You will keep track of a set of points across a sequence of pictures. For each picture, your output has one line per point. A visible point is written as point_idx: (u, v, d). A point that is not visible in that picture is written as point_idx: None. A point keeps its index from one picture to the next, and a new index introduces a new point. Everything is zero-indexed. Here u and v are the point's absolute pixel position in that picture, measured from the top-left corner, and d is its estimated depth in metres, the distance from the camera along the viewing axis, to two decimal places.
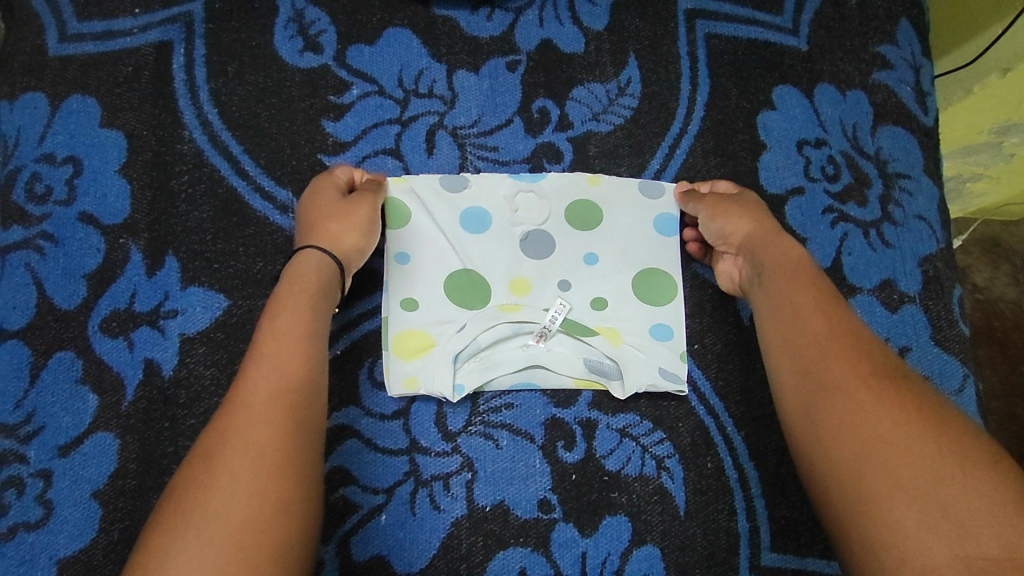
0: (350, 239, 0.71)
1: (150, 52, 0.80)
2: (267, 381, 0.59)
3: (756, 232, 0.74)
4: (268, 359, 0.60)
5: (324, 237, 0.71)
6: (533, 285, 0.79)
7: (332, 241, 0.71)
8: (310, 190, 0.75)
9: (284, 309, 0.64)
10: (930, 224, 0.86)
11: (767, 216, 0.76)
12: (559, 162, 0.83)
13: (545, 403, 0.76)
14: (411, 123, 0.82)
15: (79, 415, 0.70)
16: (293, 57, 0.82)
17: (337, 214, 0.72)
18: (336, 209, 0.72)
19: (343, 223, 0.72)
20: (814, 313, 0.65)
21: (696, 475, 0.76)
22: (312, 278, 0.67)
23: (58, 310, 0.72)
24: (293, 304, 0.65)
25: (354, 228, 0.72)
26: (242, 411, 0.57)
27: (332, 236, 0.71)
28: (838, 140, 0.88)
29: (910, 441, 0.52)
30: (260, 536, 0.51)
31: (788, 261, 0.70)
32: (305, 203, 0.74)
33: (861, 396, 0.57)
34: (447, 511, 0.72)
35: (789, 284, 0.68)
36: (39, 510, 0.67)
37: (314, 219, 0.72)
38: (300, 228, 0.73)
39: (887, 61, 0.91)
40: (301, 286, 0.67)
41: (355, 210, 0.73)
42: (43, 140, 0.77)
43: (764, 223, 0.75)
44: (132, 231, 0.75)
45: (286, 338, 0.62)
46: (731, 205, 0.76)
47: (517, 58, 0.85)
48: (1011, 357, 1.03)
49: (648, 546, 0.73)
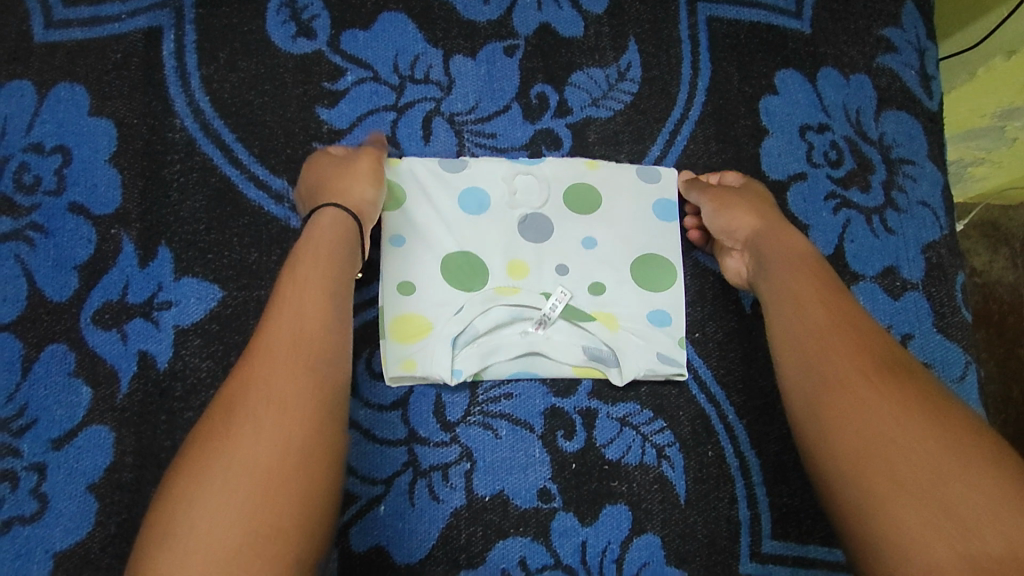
0: (360, 191, 0.70)
1: (140, 39, 0.78)
2: (286, 351, 0.56)
3: (762, 227, 0.73)
4: (285, 328, 0.58)
5: (336, 194, 0.69)
6: (531, 268, 0.78)
7: (345, 197, 0.69)
8: (309, 163, 0.74)
9: (306, 257, 0.63)
10: (933, 210, 0.86)
11: (769, 213, 0.74)
12: (558, 149, 0.82)
13: (544, 392, 0.75)
14: (408, 110, 0.80)
15: (73, 408, 0.69)
16: (286, 43, 0.80)
17: (344, 173, 0.71)
18: (343, 169, 0.71)
19: (348, 179, 0.70)
20: (818, 308, 0.64)
21: (697, 464, 0.75)
22: (332, 239, 0.66)
23: (49, 303, 0.71)
24: (313, 271, 0.62)
25: (365, 181, 0.71)
26: (259, 382, 0.54)
27: (345, 191, 0.70)
28: (841, 125, 0.86)
29: (917, 437, 0.52)
30: (290, 484, 0.50)
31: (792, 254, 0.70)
32: (307, 175, 0.73)
33: (865, 388, 0.56)
34: (446, 502, 0.71)
35: (793, 274, 0.67)
36: (34, 504, 0.66)
37: (320, 183, 0.70)
38: (306, 198, 0.71)
39: (891, 44, 0.90)
40: (318, 252, 0.64)
41: (362, 167, 0.72)
42: (32, 129, 0.75)
43: (767, 216, 0.74)
44: (124, 221, 0.74)
45: (310, 291, 0.61)
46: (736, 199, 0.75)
47: (515, 43, 0.84)
48: (1008, 340, 1.02)
49: (648, 534, 0.73)
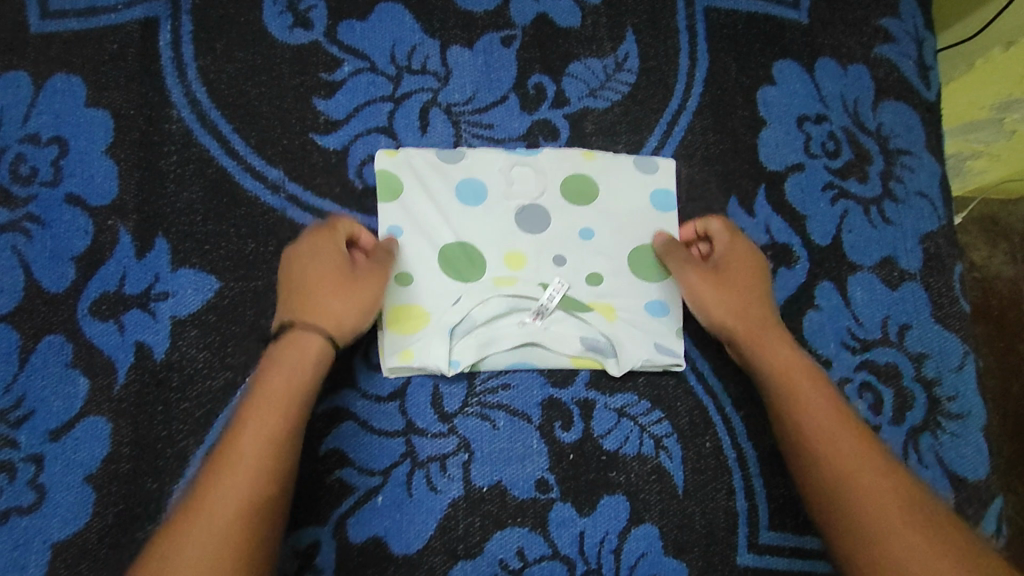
0: (348, 321, 0.67)
1: (136, 29, 0.78)
2: (286, 391, 0.62)
3: (752, 328, 0.73)
4: (259, 422, 0.59)
5: (318, 312, 0.66)
6: (529, 259, 0.77)
7: (332, 322, 0.66)
8: (301, 249, 0.70)
9: (309, 296, 0.67)
10: (931, 201, 0.86)
11: (759, 306, 0.74)
12: (555, 140, 0.82)
13: (542, 382, 0.75)
14: (405, 100, 0.80)
15: (70, 399, 0.69)
16: (282, 34, 0.80)
17: (338, 288, 0.67)
18: (336, 282, 0.68)
19: (341, 303, 0.67)
20: (801, 397, 0.67)
21: (695, 454, 0.75)
22: (309, 360, 0.64)
23: (46, 294, 0.71)
24: (288, 361, 0.64)
25: (355, 305, 0.68)
26: (234, 460, 0.57)
27: (330, 315, 0.66)
28: (839, 115, 0.86)
29: (903, 545, 0.55)
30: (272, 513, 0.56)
31: (777, 341, 0.72)
32: (299, 268, 0.69)
33: (839, 440, 0.63)
34: (444, 492, 0.71)
35: (776, 344, 0.72)
36: (32, 494, 0.66)
37: (310, 293, 0.67)
38: (289, 290, 0.68)
39: (889, 34, 0.90)
40: (296, 360, 0.64)
41: (353, 281, 0.68)
42: (28, 120, 0.75)
43: (756, 301, 0.74)
44: (120, 213, 0.74)
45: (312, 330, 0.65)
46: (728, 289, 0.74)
47: (512, 33, 0.83)
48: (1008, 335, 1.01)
49: (646, 524, 0.73)
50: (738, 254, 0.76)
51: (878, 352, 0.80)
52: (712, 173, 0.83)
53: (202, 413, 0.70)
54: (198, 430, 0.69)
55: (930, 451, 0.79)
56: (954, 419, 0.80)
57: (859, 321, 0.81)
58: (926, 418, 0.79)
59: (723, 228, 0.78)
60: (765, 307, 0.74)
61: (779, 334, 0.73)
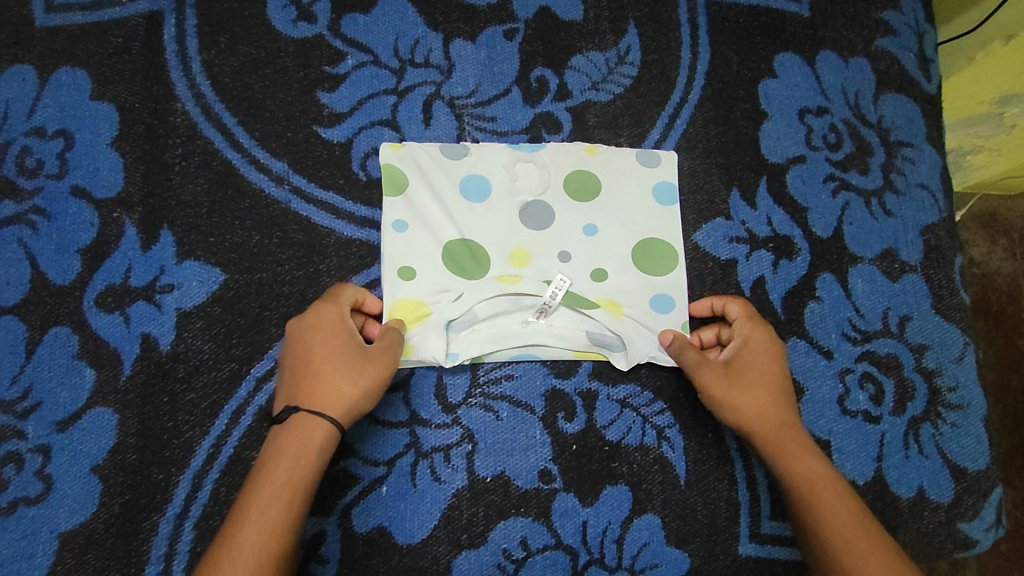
0: (356, 400, 0.64)
1: (140, 23, 0.79)
2: (306, 446, 0.61)
3: (781, 420, 0.69)
4: (276, 479, 0.59)
5: (323, 397, 0.63)
6: (533, 255, 0.78)
7: (339, 400, 0.64)
8: (305, 327, 0.68)
9: (320, 351, 0.66)
10: (931, 193, 0.86)
11: (781, 398, 0.70)
12: (558, 133, 0.82)
13: (545, 373, 0.76)
14: (408, 93, 0.80)
15: (77, 390, 0.69)
16: (286, 27, 0.80)
17: (345, 367, 0.65)
18: (344, 362, 0.65)
19: (350, 380, 0.65)
20: (802, 467, 0.66)
21: (697, 445, 0.76)
22: (311, 449, 0.61)
23: (52, 285, 0.72)
24: (293, 450, 0.61)
25: (363, 383, 0.65)
26: (249, 516, 0.57)
27: (337, 398, 0.64)
28: (840, 108, 0.87)
29: None
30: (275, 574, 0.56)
31: (784, 418, 0.69)
32: (305, 346, 0.67)
33: (830, 498, 0.63)
34: (448, 483, 0.72)
35: (781, 408, 0.70)
36: (39, 485, 0.67)
37: (318, 371, 0.65)
38: (293, 371, 0.66)
39: (890, 28, 0.90)
40: (296, 450, 0.61)
41: (363, 358, 0.66)
42: (33, 113, 0.75)
43: (775, 389, 0.70)
44: (126, 205, 0.74)
45: (325, 390, 0.64)
46: (754, 375, 0.71)
47: (515, 26, 0.84)
48: (1007, 330, 1.02)
49: (648, 515, 0.74)
50: (759, 341, 0.73)
51: (878, 344, 0.81)
52: (714, 165, 0.83)
53: (208, 404, 0.70)
54: (204, 421, 0.70)
55: (930, 442, 0.79)
56: (954, 410, 0.80)
57: (860, 313, 0.81)
58: (927, 409, 0.80)
59: (743, 312, 0.75)
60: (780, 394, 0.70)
61: (787, 408, 0.70)
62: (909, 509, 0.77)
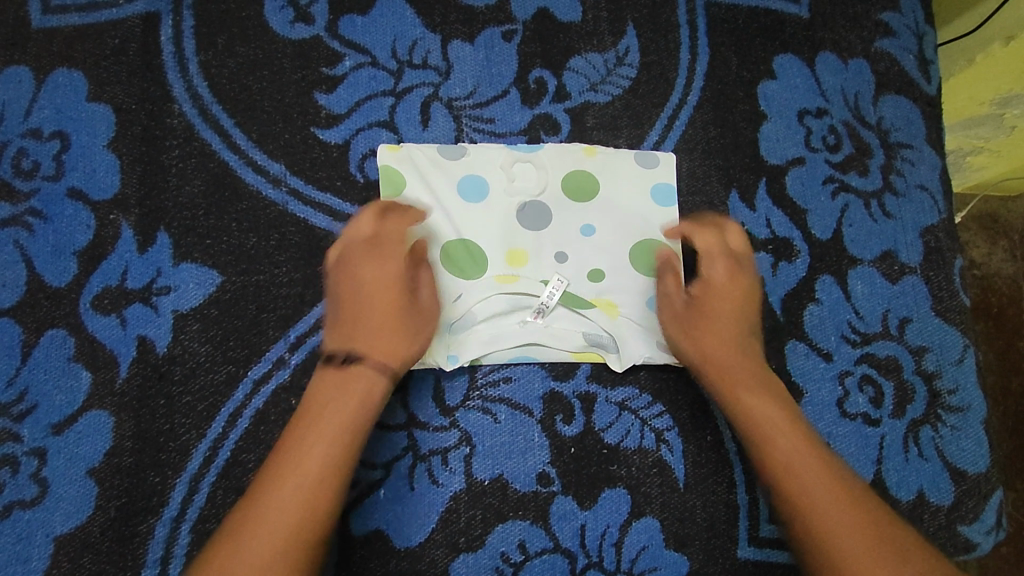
0: (413, 351, 0.67)
1: (138, 24, 0.78)
2: (333, 422, 0.61)
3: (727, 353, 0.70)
4: (302, 452, 0.59)
5: (375, 342, 0.66)
6: (530, 256, 0.77)
7: (399, 352, 0.66)
8: (353, 261, 0.69)
9: (379, 298, 0.67)
10: (931, 194, 0.86)
11: (736, 329, 0.72)
12: (556, 134, 0.82)
13: (544, 375, 0.75)
14: (406, 94, 0.80)
15: (73, 393, 0.69)
16: (284, 28, 0.80)
17: (400, 319, 0.67)
18: (395, 308, 0.67)
19: (410, 333, 0.67)
20: (775, 432, 0.65)
21: (696, 448, 0.76)
22: (369, 401, 0.63)
23: (48, 288, 0.71)
24: (299, 454, 0.59)
25: (416, 336, 0.68)
26: (269, 494, 0.56)
27: (394, 350, 0.66)
28: (840, 110, 0.86)
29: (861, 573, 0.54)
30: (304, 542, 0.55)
31: (755, 371, 0.70)
32: (361, 289, 0.68)
33: (806, 464, 0.62)
34: (446, 486, 0.72)
35: (737, 346, 0.71)
36: (34, 488, 0.67)
37: (377, 320, 0.67)
38: (347, 316, 0.67)
39: (890, 29, 0.90)
40: (359, 396, 0.63)
41: (414, 306, 0.69)
42: (30, 114, 0.75)
43: (734, 325, 0.72)
44: (122, 207, 0.74)
45: (385, 341, 0.66)
46: (707, 308, 0.73)
47: (513, 28, 0.83)
48: (1008, 332, 1.02)
49: (647, 518, 0.73)
50: (720, 274, 0.74)
51: (878, 346, 0.80)
52: (713, 167, 0.83)
53: (205, 407, 0.70)
54: (200, 424, 0.69)
55: (930, 445, 0.79)
56: (954, 412, 0.80)
57: (860, 315, 0.81)
58: (927, 411, 0.79)
59: (706, 243, 0.76)
60: (750, 334, 0.73)
61: (751, 353, 0.71)
62: (909, 512, 0.77)
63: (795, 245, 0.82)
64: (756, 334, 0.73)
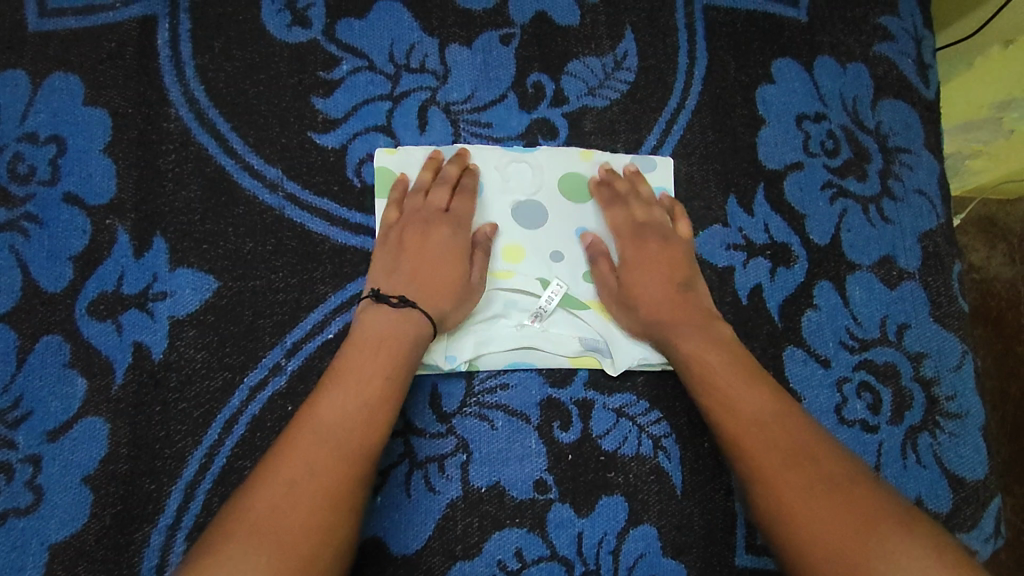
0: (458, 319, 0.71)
1: (134, 28, 0.78)
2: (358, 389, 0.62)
3: (674, 319, 0.72)
4: (325, 413, 0.60)
5: (428, 295, 0.70)
6: (526, 253, 0.77)
7: (447, 313, 0.70)
8: (424, 220, 0.73)
9: (445, 257, 0.72)
10: (930, 199, 0.86)
11: (674, 290, 0.73)
12: (554, 138, 0.82)
13: (541, 382, 0.75)
14: (403, 99, 0.80)
15: (68, 399, 0.69)
16: (281, 32, 0.80)
17: (456, 285, 0.71)
18: (453, 279, 0.71)
19: (461, 299, 0.71)
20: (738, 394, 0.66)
21: (694, 455, 0.76)
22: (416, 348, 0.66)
23: (43, 294, 0.71)
24: (291, 467, 0.56)
25: (461, 307, 0.72)
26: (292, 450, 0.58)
27: (442, 310, 0.70)
28: (838, 114, 0.86)
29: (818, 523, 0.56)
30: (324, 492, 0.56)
31: (695, 317, 0.72)
32: (427, 245, 0.72)
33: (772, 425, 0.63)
34: (443, 493, 0.71)
35: (674, 309, 0.72)
36: (30, 495, 0.66)
37: (434, 277, 0.70)
38: (409, 264, 0.71)
39: (889, 33, 0.90)
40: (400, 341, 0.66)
41: (469, 279, 0.72)
42: (26, 119, 0.75)
43: (671, 287, 0.74)
44: (118, 212, 0.73)
45: (435, 296, 0.70)
46: (642, 275, 0.74)
47: (511, 31, 0.83)
48: (1006, 336, 1.02)
49: (645, 525, 0.73)
50: (643, 243, 0.76)
51: (876, 352, 0.80)
52: (711, 172, 0.83)
53: (201, 413, 0.70)
54: (196, 431, 0.69)
55: (928, 451, 0.79)
56: (952, 419, 0.80)
57: (858, 321, 0.81)
58: (925, 418, 0.79)
59: (620, 217, 0.77)
60: (686, 283, 0.74)
61: (688, 311, 0.72)
62: None
63: (793, 251, 0.82)
64: (692, 280, 0.75)
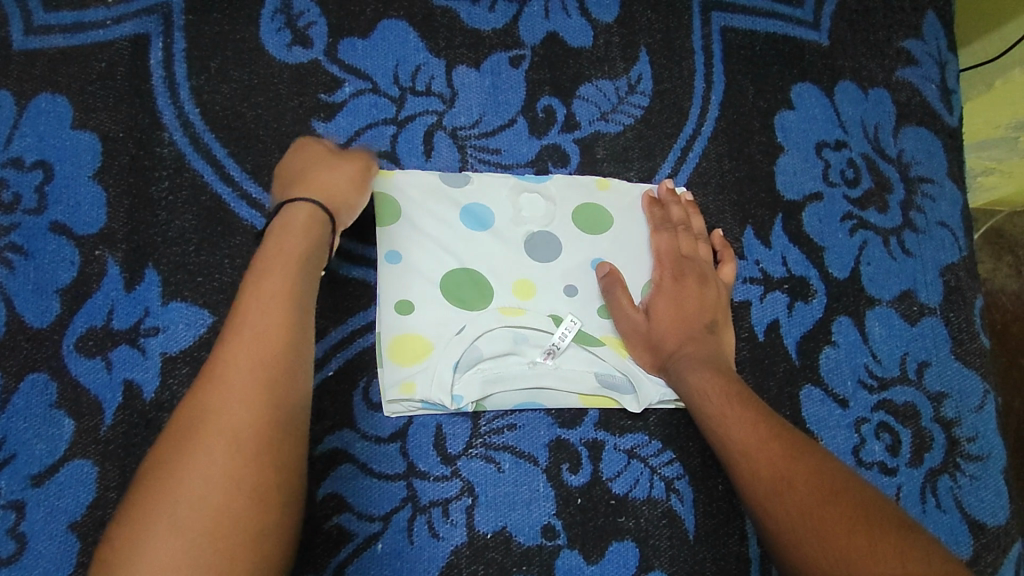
0: (340, 191, 0.66)
1: (126, 47, 0.74)
2: (288, 317, 0.56)
3: (700, 354, 0.69)
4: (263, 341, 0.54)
5: (304, 188, 0.65)
6: (538, 288, 0.74)
7: (321, 189, 0.65)
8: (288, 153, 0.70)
9: (313, 158, 0.68)
10: (952, 231, 0.83)
11: (705, 322, 0.72)
12: (565, 165, 0.78)
13: (550, 423, 0.72)
14: (408, 123, 0.76)
15: (54, 441, 0.65)
16: (280, 51, 0.76)
17: (326, 168, 0.67)
18: (324, 165, 0.67)
19: (334, 177, 0.67)
20: (733, 425, 0.64)
21: (707, 497, 0.73)
22: (297, 229, 0.62)
23: (29, 329, 0.67)
24: (218, 393, 0.51)
25: (340, 181, 0.67)
26: (230, 376, 0.52)
27: (319, 189, 0.65)
28: (859, 142, 0.83)
29: (827, 548, 0.52)
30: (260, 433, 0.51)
31: (714, 358, 0.69)
32: (294, 161, 0.69)
33: (764, 452, 0.60)
34: (447, 539, 0.68)
35: (698, 344, 0.70)
36: (11, 544, 0.63)
37: (305, 172, 0.67)
38: (280, 185, 0.67)
39: (912, 57, 0.87)
40: (289, 229, 0.62)
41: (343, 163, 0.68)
42: (10, 142, 0.71)
43: (703, 315, 0.72)
44: (109, 242, 0.70)
45: (313, 184, 0.65)
46: (667, 305, 0.72)
47: (520, 52, 0.80)
48: (1011, 349, 0.99)
49: (656, 572, 0.70)
50: (680, 270, 0.74)
51: (896, 391, 0.78)
52: (727, 202, 0.80)
53: None
54: None
55: (948, 495, 0.76)
56: (973, 461, 0.77)
57: (877, 358, 0.78)
58: (945, 460, 0.77)
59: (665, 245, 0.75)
60: (713, 325, 0.72)
61: (715, 348, 0.70)
62: None
63: (812, 285, 0.79)
64: (719, 323, 0.72)
